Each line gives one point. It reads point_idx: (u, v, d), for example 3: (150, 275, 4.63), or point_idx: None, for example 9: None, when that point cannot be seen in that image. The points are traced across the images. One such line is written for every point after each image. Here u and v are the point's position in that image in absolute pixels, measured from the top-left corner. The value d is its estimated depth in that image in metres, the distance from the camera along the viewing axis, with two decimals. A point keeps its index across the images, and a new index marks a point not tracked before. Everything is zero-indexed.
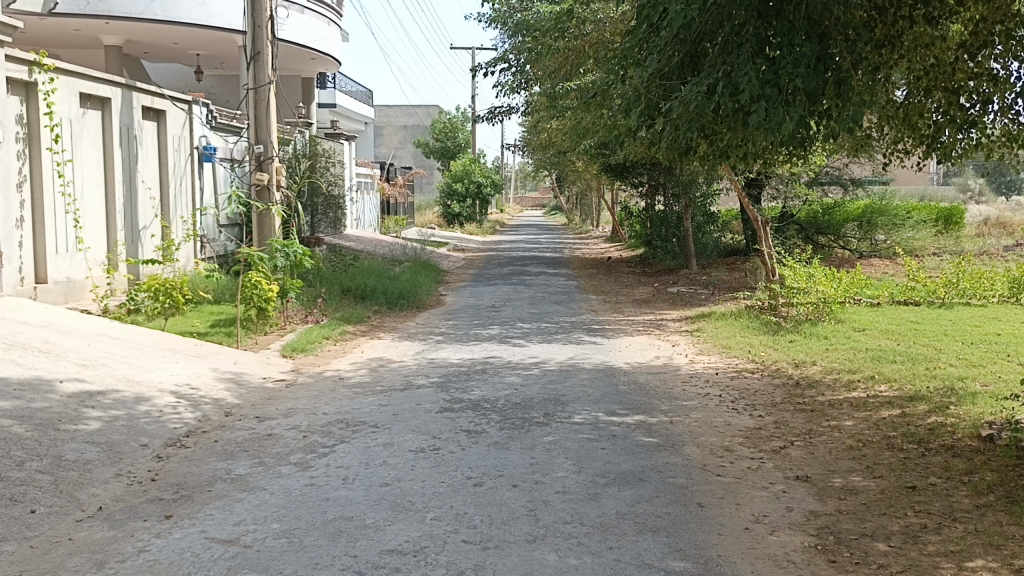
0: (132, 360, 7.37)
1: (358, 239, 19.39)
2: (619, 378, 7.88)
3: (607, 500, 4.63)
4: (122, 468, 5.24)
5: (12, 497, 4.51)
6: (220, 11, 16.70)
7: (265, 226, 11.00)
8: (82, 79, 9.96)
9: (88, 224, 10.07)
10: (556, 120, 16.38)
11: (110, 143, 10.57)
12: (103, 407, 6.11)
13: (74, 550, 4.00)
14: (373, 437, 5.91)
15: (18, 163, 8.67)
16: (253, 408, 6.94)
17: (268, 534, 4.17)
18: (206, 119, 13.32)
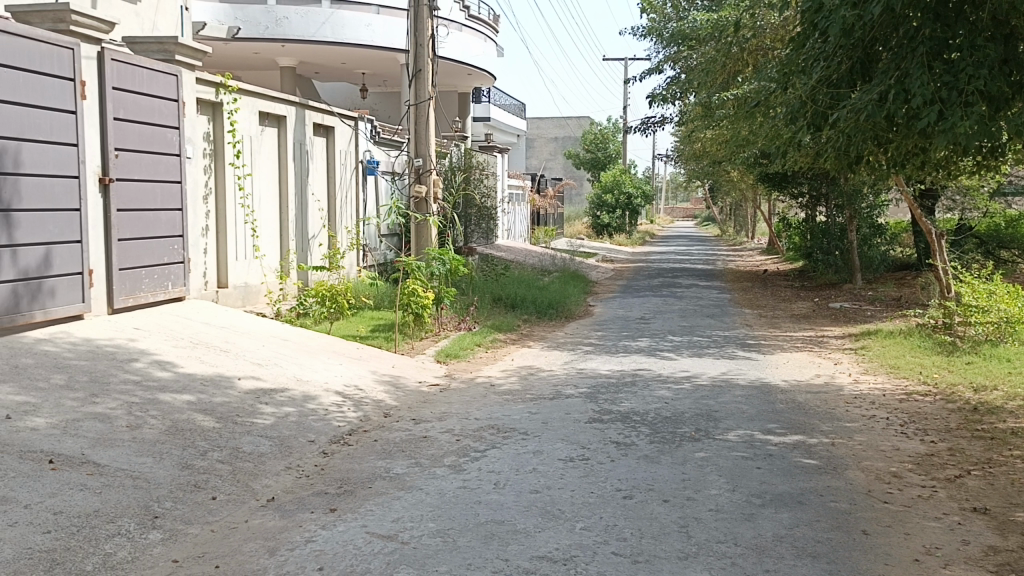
0: (301, 361, 7.85)
1: (510, 249, 19.77)
2: (776, 396, 7.60)
3: (762, 521, 4.49)
4: (291, 462, 5.59)
5: (196, 483, 4.92)
6: (384, 32, 17.60)
7: (423, 236, 11.38)
8: (261, 99, 10.74)
9: (264, 233, 10.82)
10: (712, 130, 16.09)
11: (284, 157, 11.32)
12: (276, 404, 6.55)
13: (249, 537, 4.31)
14: (524, 444, 6.00)
15: (204, 176, 9.46)
16: (409, 410, 7.22)
17: (424, 532, 4.33)
18: (370, 134, 14.04)
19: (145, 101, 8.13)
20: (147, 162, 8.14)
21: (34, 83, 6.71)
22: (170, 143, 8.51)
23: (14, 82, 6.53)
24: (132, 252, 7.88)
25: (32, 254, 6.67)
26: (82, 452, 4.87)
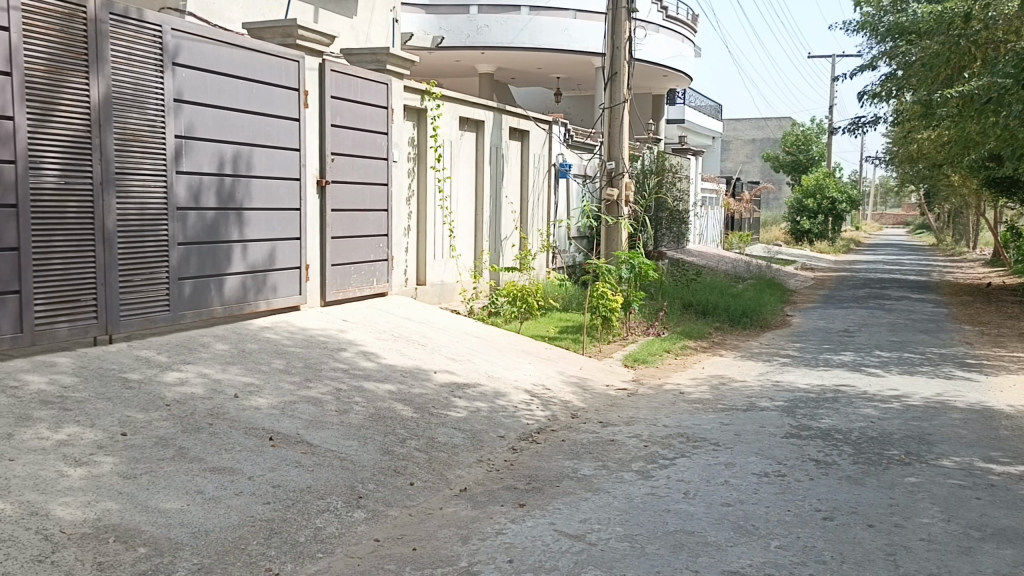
0: (492, 358, 8.09)
1: (702, 255, 19.31)
2: (1001, 422, 6.90)
3: (982, 557, 4.09)
4: (483, 455, 5.77)
5: (396, 468, 5.19)
6: (580, 36, 17.77)
7: (613, 239, 11.35)
8: (462, 104, 11.18)
9: (460, 234, 11.26)
10: (931, 130, 14.89)
11: (482, 161, 11.71)
12: (469, 398, 6.79)
13: (443, 524, 4.49)
14: (715, 455, 5.84)
15: (408, 179, 9.99)
16: (597, 412, 7.24)
17: (612, 535, 4.32)
18: (564, 138, 14.23)
19: (359, 108, 8.69)
20: (358, 165, 8.70)
21: (264, 93, 7.37)
22: (380, 148, 9.05)
23: (248, 93, 7.21)
24: (343, 249, 8.47)
25: (259, 249, 7.34)
26: (297, 432, 5.28)
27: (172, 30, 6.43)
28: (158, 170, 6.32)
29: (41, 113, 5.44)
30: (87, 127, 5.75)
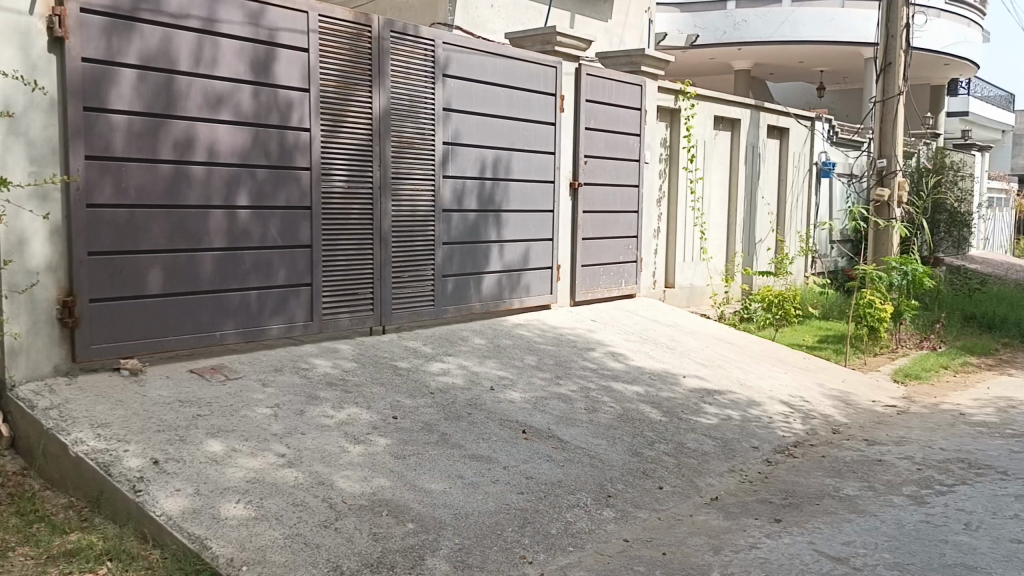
0: (745, 365, 7.79)
1: (987, 262, 17.27)
2: None
3: None
4: (735, 464, 5.56)
5: (646, 471, 5.15)
6: (848, 26, 16.65)
7: (882, 243, 10.45)
8: (717, 103, 10.88)
9: (712, 236, 10.98)
10: None
11: (737, 161, 11.32)
12: (720, 405, 6.58)
13: (693, 531, 4.39)
14: (1005, 486, 5.18)
15: (660, 180, 9.90)
16: (861, 429, 6.71)
17: (880, 562, 3.98)
18: (827, 135, 13.38)
19: (613, 111, 8.75)
20: (612, 167, 8.77)
21: (524, 100, 7.65)
22: (633, 149, 9.05)
23: (509, 100, 7.52)
24: (593, 250, 8.58)
25: (515, 249, 7.64)
26: (549, 427, 5.42)
27: (443, 43, 6.86)
28: (427, 175, 6.79)
29: (332, 125, 6.06)
30: (369, 136, 6.31)
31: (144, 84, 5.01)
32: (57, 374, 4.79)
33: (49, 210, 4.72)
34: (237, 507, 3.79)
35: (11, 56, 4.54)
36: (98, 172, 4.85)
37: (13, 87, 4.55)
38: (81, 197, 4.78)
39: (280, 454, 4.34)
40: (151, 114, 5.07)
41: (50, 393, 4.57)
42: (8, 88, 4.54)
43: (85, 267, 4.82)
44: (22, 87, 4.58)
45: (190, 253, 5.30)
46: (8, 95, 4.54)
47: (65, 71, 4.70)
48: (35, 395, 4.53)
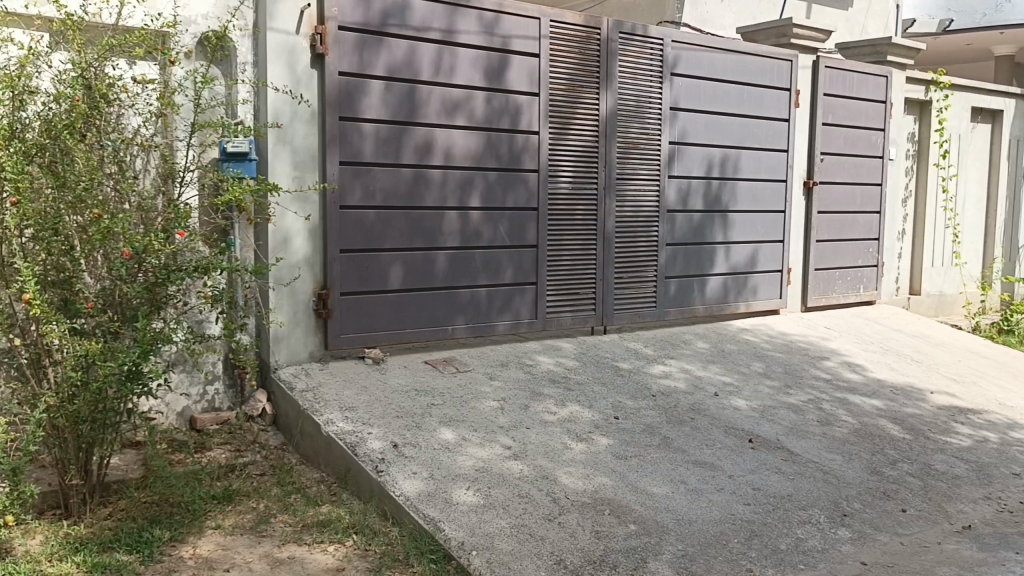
0: (1005, 383, 6.97)
1: None
2: None
3: None
4: (993, 491, 4.97)
5: (886, 492, 4.75)
6: None
7: None
8: (975, 92, 9.85)
9: (966, 239, 9.96)
10: None
11: (998, 156, 10.18)
12: (975, 425, 5.94)
13: (942, 560, 3.99)
14: None
15: (905, 178, 9.14)
16: None
17: None
18: None
19: (854, 104, 8.18)
20: (850, 165, 8.21)
21: (755, 96, 7.36)
22: (875, 145, 8.42)
23: (740, 97, 7.26)
24: (828, 253, 8.08)
25: (742, 251, 7.38)
26: (777, 438, 5.17)
27: (672, 42, 6.76)
28: (653, 175, 6.72)
29: (560, 127, 6.18)
30: (596, 138, 6.36)
31: (390, 94, 5.38)
32: (311, 359, 5.27)
33: (309, 211, 5.20)
34: (468, 494, 3.97)
35: (281, 72, 5.06)
36: (349, 176, 5.27)
37: (283, 100, 5.07)
38: (336, 199, 5.22)
39: (507, 446, 4.48)
40: (396, 121, 5.43)
41: (306, 376, 5.04)
42: (278, 101, 5.06)
43: (337, 263, 5.26)
44: (290, 100, 5.10)
45: (426, 251, 5.62)
46: (279, 107, 5.06)
47: (323, 83, 5.15)
48: (293, 378, 5.01)
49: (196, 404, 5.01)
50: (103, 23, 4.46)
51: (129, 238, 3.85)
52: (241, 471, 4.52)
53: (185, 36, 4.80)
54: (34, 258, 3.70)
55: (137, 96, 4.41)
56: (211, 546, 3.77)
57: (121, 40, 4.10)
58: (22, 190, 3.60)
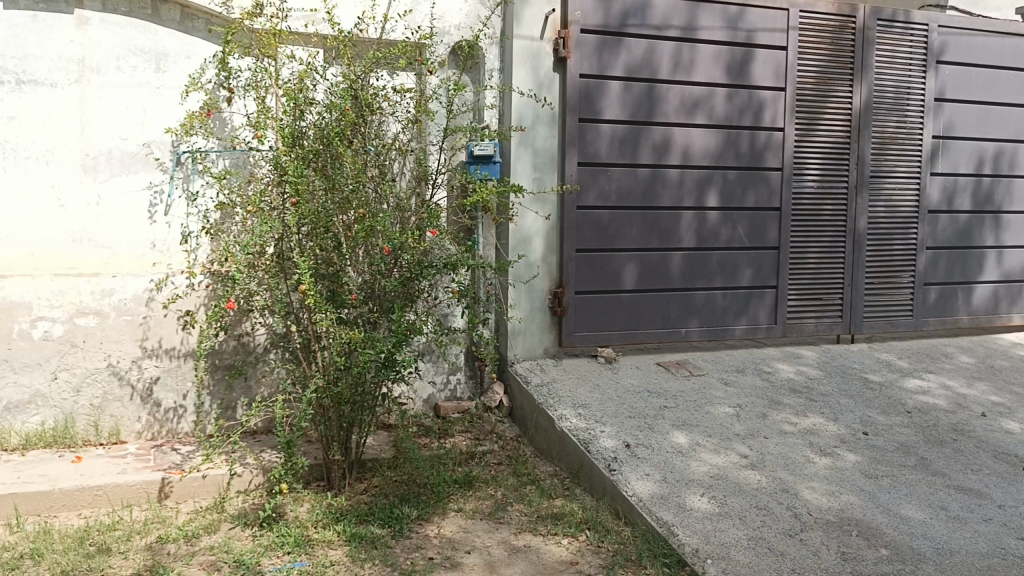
0: None
1: None
2: None
3: None
4: None
5: None
6: None
7: None
8: None
9: None
10: None
11: None
12: None
13: None
14: None
15: None
16: None
17: None
18: None
19: None
20: None
21: None
22: None
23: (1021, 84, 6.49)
24: None
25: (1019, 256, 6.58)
26: None
27: (939, 26, 6.18)
28: (912, 172, 6.18)
29: (807, 123, 5.87)
30: (847, 133, 5.96)
31: (629, 94, 5.40)
32: (546, 356, 5.39)
33: (548, 210, 5.29)
34: (702, 500, 3.87)
35: (525, 77, 5.18)
36: (587, 177, 5.35)
37: (526, 104, 5.19)
38: (573, 200, 5.30)
39: (744, 455, 4.32)
40: (635, 122, 5.44)
41: (541, 372, 5.17)
42: (521, 104, 5.18)
43: (573, 262, 5.34)
44: (533, 103, 5.21)
45: (662, 251, 5.58)
46: (522, 111, 5.18)
47: (565, 86, 5.25)
48: (529, 372, 5.17)
49: (440, 392, 5.28)
50: (369, 38, 4.84)
51: (388, 235, 4.13)
52: (481, 459, 4.72)
53: (440, 47, 5.07)
54: (309, 250, 4.11)
55: (397, 104, 4.74)
56: (454, 528, 3.99)
57: (383, 53, 4.49)
58: (301, 191, 4.01)
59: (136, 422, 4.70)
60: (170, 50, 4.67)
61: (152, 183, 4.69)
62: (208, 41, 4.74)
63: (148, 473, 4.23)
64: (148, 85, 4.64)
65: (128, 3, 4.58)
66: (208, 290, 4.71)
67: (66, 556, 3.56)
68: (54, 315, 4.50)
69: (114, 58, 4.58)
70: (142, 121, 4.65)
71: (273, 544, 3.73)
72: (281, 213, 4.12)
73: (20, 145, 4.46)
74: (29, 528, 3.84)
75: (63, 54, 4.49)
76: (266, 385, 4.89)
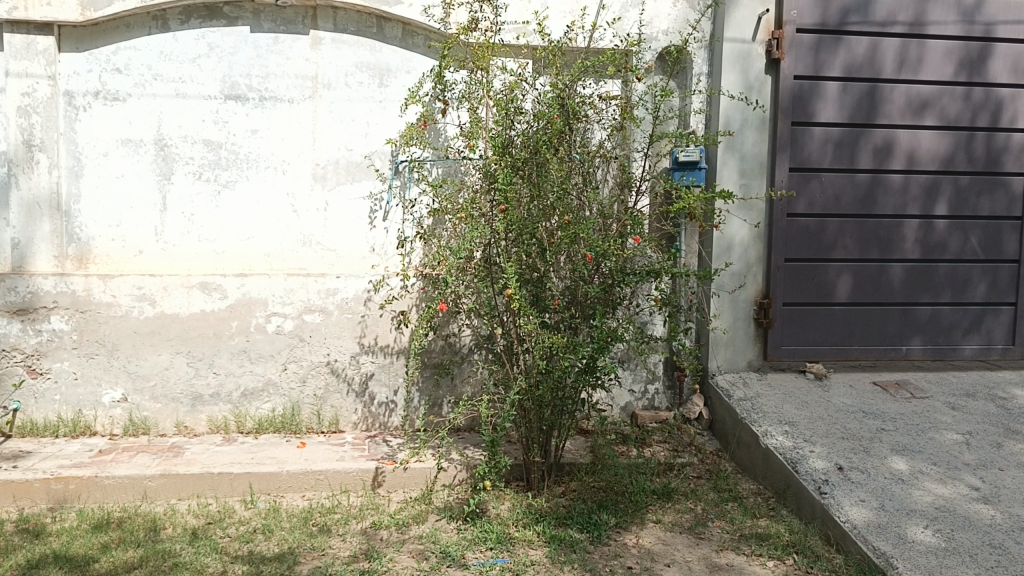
0: None
1: None
2: None
3: None
4: None
5: None
6: None
7: None
8: None
9: None
10: None
11: None
12: None
13: None
14: None
15: None
16: None
17: None
18: None
19: None
20: None
21: None
22: None
23: None
24: None
25: None
26: None
27: None
28: None
29: None
30: None
31: (847, 96, 5.11)
32: (749, 369, 5.18)
33: (756, 218, 5.10)
34: (925, 533, 3.57)
35: (735, 80, 5.02)
36: (798, 183, 5.11)
37: (736, 107, 5.03)
38: (783, 207, 5.07)
39: (974, 487, 3.94)
40: (852, 125, 5.14)
41: (744, 386, 4.99)
42: (731, 108, 5.02)
43: (781, 272, 5.11)
44: (743, 106, 5.03)
45: (880, 262, 5.23)
46: (731, 115, 5.02)
47: (777, 89, 5.05)
48: (731, 386, 4.99)
49: (637, 401, 5.23)
50: (578, 47, 4.91)
51: (591, 242, 4.12)
52: (680, 472, 4.63)
53: (648, 53, 5.03)
54: (514, 256, 4.18)
55: (603, 111, 4.76)
56: (653, 539, 3.94)
57: (592, 61, 4.53)
58: (510, 199, 4.10)
59: (353, 414, 5.03)
60: (392, 65, 4.98)
61: (374, 191, 5.01)
62: (426, 56, 5.00)
63: (364, 462, 4.52)
64: (372, 98, 4.98)
65: (356, 23, 4.93)
66: (421, 292, 4.96)
67: (293, 534, 3.88)
68: (285, 311, 4.92)
69: (343, 75, 4.94)
70: (366, 133, 4.99)
71: (477, 539, 3.86)
72: (490, 219, 4.24)
73: (262, 156, 4.92)
74: (261, 505, 4.21)
75: (300, 72, 4.91)
76: (471, 385, 5.07)
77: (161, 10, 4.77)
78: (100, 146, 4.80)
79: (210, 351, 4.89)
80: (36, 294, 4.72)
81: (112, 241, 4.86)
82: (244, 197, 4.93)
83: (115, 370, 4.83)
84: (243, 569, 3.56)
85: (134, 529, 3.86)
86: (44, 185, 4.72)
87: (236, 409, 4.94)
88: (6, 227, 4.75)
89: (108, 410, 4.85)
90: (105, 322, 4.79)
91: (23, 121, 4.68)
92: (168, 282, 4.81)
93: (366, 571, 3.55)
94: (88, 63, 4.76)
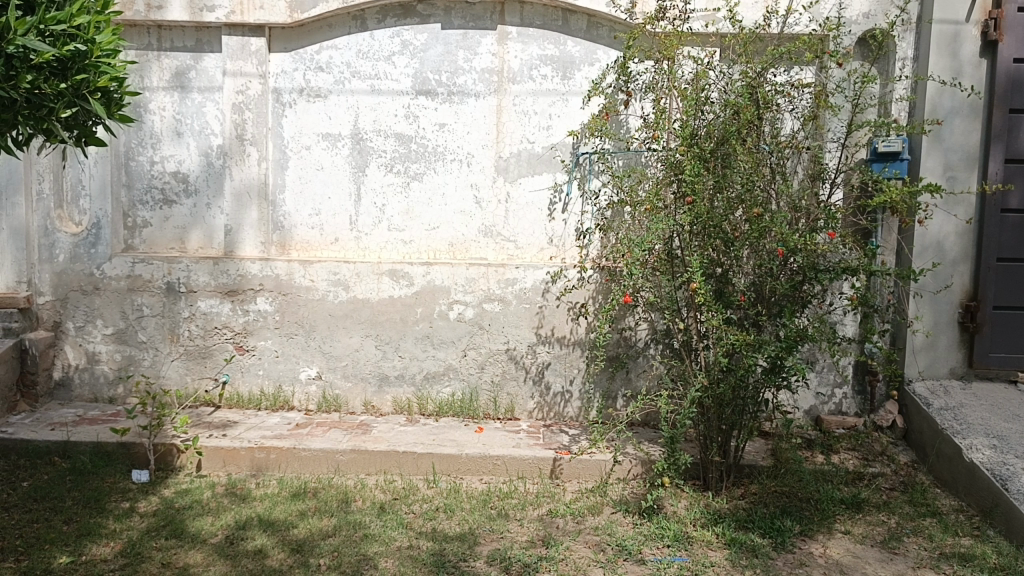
0: None
1: None
2: None
3: None
4: None
5: None
6: None
7: None
8: None
9: None
10: None
11: None
12: None
13: None
14: None
15: None
16: None
17: None
18: None
19: None
20: None
21: None
22: None
23: None
24: None
25: None
26: None
27: None
28: None
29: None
30: None
31: None
32: (952, 377, 4.81)
33: (965, 213, 4.72)
34: None
35: (945, 65, 4.66)
36: (1016, 175, 4.67)
37: (946, 93, 4.67)
38: (997, 202, 4.66)
39: None
40: None
41: (945, 395, 4.64)
42: (939, 94, 4.67)
43: (992, 273, 4.70)
44: (954, 92, 4.66)
45: None
46: (938, 103, 4.68)
47: (992, 74, 4.65)
48: (930, 394, 4.66)
49: (823, 404, 4.98)
50: (771, 34, 4.73)
51: (782, 236, 3.88)
52: (870, 482, 4.37)
53: (846, 38, 4.77)
54: (699, 250, 4.08)
55: (796, 100, 4.55)
56: (842, 550, 3.74)
57: (786, 48, 4.34)
58: (697, 190, 3.97)
59: (529, 402, 5.12)
60: (577, 57, 5.00)
61: (555, 182, 5.05)
62: (611, 47, 4.98)
63: (540, 450, 4.59)
64: (556, 91, 5.02)
65: (543, 17, 4.99)
66: (599, 284, 4.96)
67: (474, 515, 3.99)
68: (467, 299, 5.07)
69: (528, 68, 5.02)
70: (549, 126, 5.04)
71: (654, 535, 3.82)
72: (673, 212, 4.16)
73: (449, 148, 5.09)
74: (443, 485, 4.37)
75: (486, 66, 5.03)
76: (648, 379, 5.02)
77: (360, 10, 5.03)
78: (303, 140, 5.13)
79: (396, 336, 5.12)
80: (244, 276, 5.12)
81: (311, 229, 5.20)
82: (430, 189, 5.12)
83: (312, 349, 5.17)
84: (428, 545, 3.71)
85: (329, 500, 4.11)
86: (254, 175, 5.11)
87: (419, 391, 5.15)
88: (220, 214, 5.19)
89: (304, 386, 5.20)
90: (304, 305, 5.13)
91: (236, 117, 5.08)
92: (360, 269, 5.09)
93: (543, 558, 3.60)
94: (294, 62, 5.10)
